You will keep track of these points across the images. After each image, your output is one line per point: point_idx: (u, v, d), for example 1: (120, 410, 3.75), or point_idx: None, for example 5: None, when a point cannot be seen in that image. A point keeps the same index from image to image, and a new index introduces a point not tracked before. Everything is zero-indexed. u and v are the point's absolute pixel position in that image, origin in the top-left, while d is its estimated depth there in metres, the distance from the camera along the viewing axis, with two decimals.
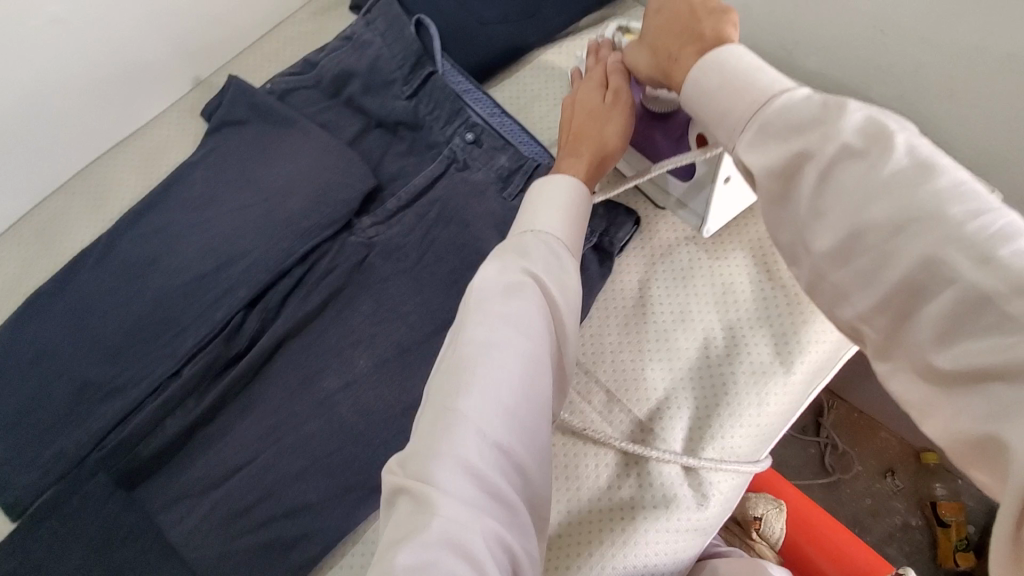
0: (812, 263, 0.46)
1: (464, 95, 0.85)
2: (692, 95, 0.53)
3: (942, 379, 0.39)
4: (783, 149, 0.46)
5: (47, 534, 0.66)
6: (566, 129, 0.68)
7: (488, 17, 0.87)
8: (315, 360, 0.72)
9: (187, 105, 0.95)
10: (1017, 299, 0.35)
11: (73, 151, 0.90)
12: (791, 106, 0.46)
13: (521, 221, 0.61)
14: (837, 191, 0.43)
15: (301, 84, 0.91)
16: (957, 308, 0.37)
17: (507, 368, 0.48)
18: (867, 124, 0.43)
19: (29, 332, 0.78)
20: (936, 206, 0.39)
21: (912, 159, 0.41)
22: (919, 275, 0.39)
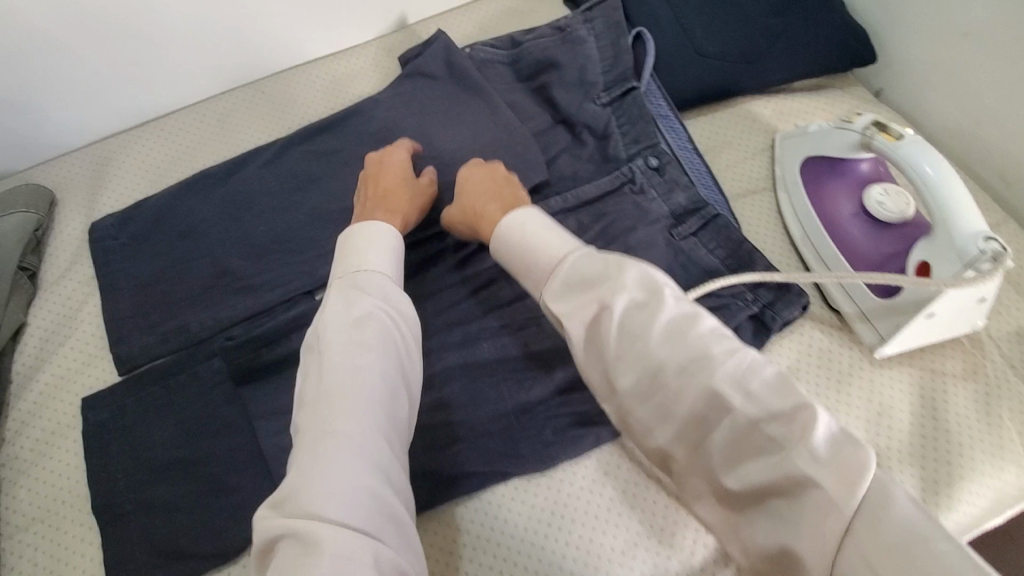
0: (619, 400, 0.54)
1: (660, 119, 0.82)
2: (500, 241, 0.62)
3: (735, 495, 0.48)
4: (580, 300, 0.55)
5: (152, 398, 0.68)
6: (370, 187, 0.72)
7: (707, 50, 0.84)
8: (441, 329, 0.72)
9: (388, 45, 0.96)
10: (774, 424, 0.46)
11: (274, 53, 0.92)
12: (584, 265, 0.56)
13: (343, 262, 0.61)
14: (630, 341, 0.52)
15: (498, 60, 0.90)
16: (736, 433, 0.47)
17: (367, 385, 0.51)
18: (642, 280, 0.54)
19: (187, 206, 0.80)
20: (703, 350, 0.50)
21: (681, 311, 0.52)
22: (706, 403, 0.49)
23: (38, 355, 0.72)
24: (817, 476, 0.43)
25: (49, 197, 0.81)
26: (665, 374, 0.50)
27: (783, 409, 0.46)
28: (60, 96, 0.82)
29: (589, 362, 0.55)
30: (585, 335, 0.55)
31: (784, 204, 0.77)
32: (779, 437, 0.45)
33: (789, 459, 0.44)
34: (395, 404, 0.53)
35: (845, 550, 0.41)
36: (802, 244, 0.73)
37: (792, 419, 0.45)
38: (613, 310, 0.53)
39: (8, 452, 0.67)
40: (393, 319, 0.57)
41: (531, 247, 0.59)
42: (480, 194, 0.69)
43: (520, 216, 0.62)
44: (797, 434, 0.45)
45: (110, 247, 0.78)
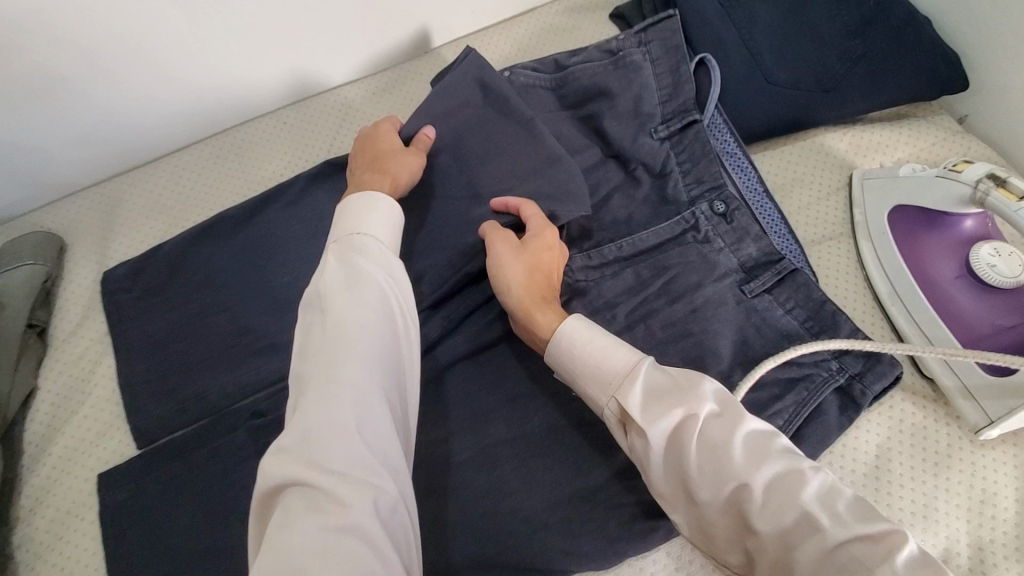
0: (696, 511, 0.50)
1: (724, 156, 0.74)
2: (567, 343, 0.57)
3: None
4: (665, 412, 0.51)
5: (173, 476, 0.62)
6: (360, 158, 0.70)
7: (778, 77, 0.77)
8: (486, 397, 0.65)
9: (418, 69, 0.89)
10: (860, 545, 0.43)
11: (297, 81, 0.84)
12: (662, 376, 0.53)
13: (342, 224, 0.58)
14: (712, 456, 0.49)
15: (540, 84, 0.80)
16: (819, 555, 0.43)
17: (373, 339, 0.48)
18: (719, 394, 0.52)
19: (205, 252, 0.73)
20: (790, 466, 0.47)
21: (761, 427, 0.50)
22: (790, 518, 0.45)
23: (48, 424, 0.67)
24: None
25: (58, 244, 0.76)
26: (749, 490, 0.46)
27: (868, 529, 0.43)
28: (68, 134, 0.76)
29: (663, 472, 0.52)
30: (665, 448, 0.51)
31: (867, 255, 0.70)
32: (865, 559, 0.42)
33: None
34: (398, 361, 0.50)
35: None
36: (889, 301, 0.67)
37: (879, 539, 0.42)
38: (696, 419, 0.50)
39: (19, 535, 0.62)
40: (396, 280, 0.54)
41: (610, 351, 0.56)
42: (547, 278, 0.64)
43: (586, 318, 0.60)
44: (883, 555, 0.42)
45: (124, 300, 0.71)
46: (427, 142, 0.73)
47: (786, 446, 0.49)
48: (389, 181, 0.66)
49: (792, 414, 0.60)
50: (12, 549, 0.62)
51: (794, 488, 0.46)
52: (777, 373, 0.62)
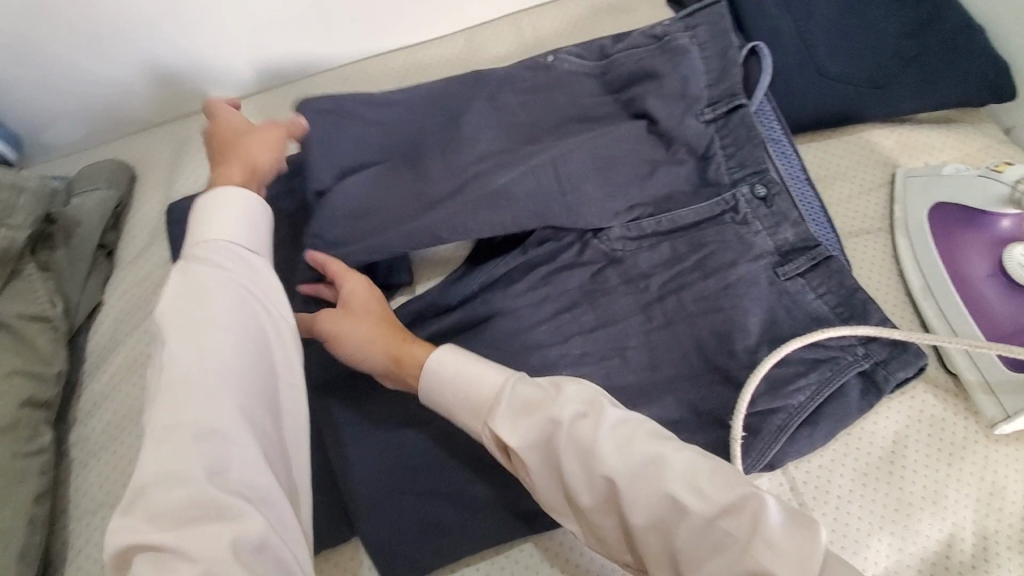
0: (581, 513, 0.51)
1: (769, 143, 0.75)
2: (429, 373, 0.57)
3: None
4: (526, 430, 0.52)
5: None
6: (214, 155, 0.69)
7: (830, 70, 0.78)
8: (518, 350, 0.68)
9: (476, 39, 0.91)
10: (728, 518, 0.45)
11: (360, 40, 0.87)
12: (525, 388, 0.54)
13: (194, 239, 0.57)
14: (580, 456, 0.50)
15: (585, 70, 0.81)
16: (695, 531, 0.46)
17: (218, 375, 0.49)
18: (579, 393, 0.52)
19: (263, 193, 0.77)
20: (656, 452, 0.48)
21: (618, 418, 0.51)
22: (659, 507, 0.47)
23: (112, 336, 0.72)
24: (772, 561, 0.43)
25: (130, 173, 0.81)
26: (618, 483, 0.48)
27: (731, 501, 0.46)
28: (143, 72, 0.80)
29: (544, 482, 0.52)
30: (537, 459, 0.52)
31: (902, 249, 0.71)
32: (735, 533, 0.44)
33: (746, 551, 0.44)
34: (260, 387, 0.51)
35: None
36: (921, 295, 0.68)
37: (742, 511, 0.45)
38: (560, 426, 0.50)
39: (80, 434, 0.67)
40: (251, 301, 0.54)
41: (473, 368, 0.56)
42: (389, 320, 0.64)
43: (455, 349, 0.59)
44: (749, 524, 0.44)
45: (186, 231, 0.76)
46: (295, 126, 0.73)
47: (653, 429, 0.50)
48: (248, 167, 0.67)
49: (814, 393, 0.62)
50: (71, 445, 0.67)
51: (660, 475, 0.48)
52: (803, 353, 0.63)
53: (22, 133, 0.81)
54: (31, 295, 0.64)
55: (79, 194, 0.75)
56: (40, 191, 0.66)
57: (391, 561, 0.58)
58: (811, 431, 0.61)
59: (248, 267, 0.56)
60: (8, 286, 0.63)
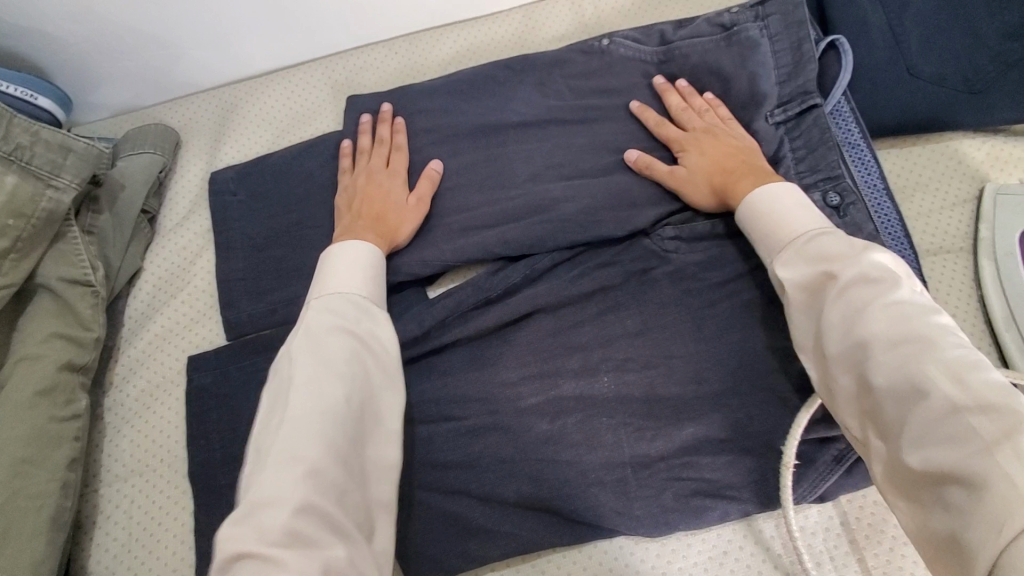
0: (822, 367, 0.50)
1: (845, 146, 0.69)
2: (747, 211, 0.60)
3: (910, 475, 0.42)
4: (811, 271, 0.52)
5: (251, 370, 0.65)
6: (359, 203, 0.67)
7: (922, 70, 0.71)
8: (558, 348, 0.64)
9: (534, 17, 0.86)
10: (981, 418, 0.39)
11: (412, 13, 0.83)
12: (824, 243, 0.52)
13: (317, 289, 0.58)
14: (851, 313, 0.47)
15: (639, 56, 0.74)
16: (933, 417, 0.41)
17: (328, 414, 0.48)
18: (882, 267, 0.48)
19: (306, 167, 0.74)
20: (926, 335, 0.43)
21: (917, 298, 0.46)
22: (905, 380, 0.43)
23: (150, 303, 0.71)
24: (1006, 467, 0.36)
25: (176, 138, 0.79)
26: (875, 343, 0.45)
27: (995, 403, 0.39)
28: (190, 37, 0.77)
29: (808, 327, 0.52)
30: (806, 308, 0.52)
31: (987, 273, 0.65)
32: (977, 429, 0.38)
33: (991, 456, 0.37)
34: (359, 427, 0.50)
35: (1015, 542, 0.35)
36: (1003, 326, 0.63)
37: (999, 417, 0.38)
38: (840, 283, 0.49)
39: (113, 399, 0.67)
40: (362, 344, 0.54)
41: (778, 211, 0.57)
42: (723, 166, 0.64)
43: (778, 189, 0.59)
44: (1005, 431, 0.37)
45: (229, 201, 0.75)
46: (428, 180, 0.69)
47: (944, 323, 0.44)
48: (387, 232, 0.65)
49: None
50: (105, 410, 0.67)
51: (927, 353, 0.42)
52: None
53: (71, 92, 0.80)
54: (73, 256, 0.63)
55: (125, 156, 0.75)
56: (88, 153, 0.63)
57: (417, 556, 0.58)
58: None
59: (364, 305, 0.57)
60: (51, 248, 0.62)
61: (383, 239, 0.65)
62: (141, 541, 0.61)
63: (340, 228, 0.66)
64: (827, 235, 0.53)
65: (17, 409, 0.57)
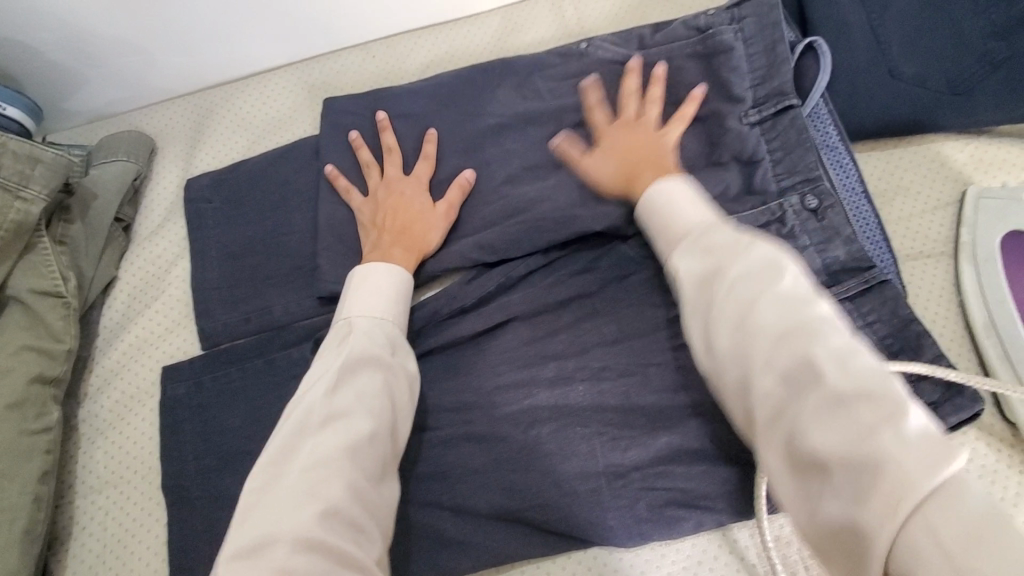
0: (700, 357, 0.42)
1: (823, 149, 0.68)
2: (645, 208, 0.56)
3: (807, 474, 0.34)
4: (700, 262, 0.44)
5: (224, 380, 0.65)
6: (385, 217, 0.66)
7: (904, 71, 0.69)
8: (532, 356, 0.64)
9: (513, 19, 0.85)
10: (871, 407, 0.32)
11: (389, 17, 0.82)
12: (713, 228, 0.46)
13: (346, 310, 0.58)
14: (733, 297, 0.40)
15: (615, 58, 0.72)
16: (824, 406, 0.34)
17: (354, 450, 0.47)
18: (766, 250, 0.41)
19: (280, 173, 0.74)
20: (816, 321, 0.37)
21: (799, 281, 0.39)
22: (795, 369, 0.36)
23: (124, 313, 0.71)
24: (904, 462, 0.30)
25: (150, 145, 0.79)
26: (762, 328, 0.38)
27: (877, 387, 0.33)
28: (165, 43, 0.76)
29: (688, 317, 0.43)
30: (689, 296, 0.43)
31: (968, 277, 0.64)
32: (874, 421, 0.32)
33: (880, 445, 0.31)
34: (381, 461, 0.49)
35: (911, 532, 0.29)
36: (984, 332, 0.62)
37: (886, 403, 0.32)
38: (721, 268, 0.42)
39: (87, 410, 0.67)
40: (389, 373, 0.53)
41: (670, 205, 0.53)
42: (630, 153, 0.63)
43: (673, 183, 0.55)
44: (890, 415, 0.32)
45: (204, 209, 0.74)
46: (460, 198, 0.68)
47: (830, 308, 0.38)
48: (413, 249, 0.64)
49: None
50: (79, 421, 0.66)
51: (811, 339, 0.36)
52: None
53: (43, 99, 0.80)
54: (42, 267, 0.62)
55: (98, 164, 0.74)
56: (57, 164, 0.62)
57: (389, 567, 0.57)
58: None
59: (391, 331, 0.56)
60: (21, 259, 0.62)
61: (410, 255, 0.64)
62: (116, 552, 0.61)
63: (366, 245, 0.65)
64: (715, 220, 0.48)
65: None
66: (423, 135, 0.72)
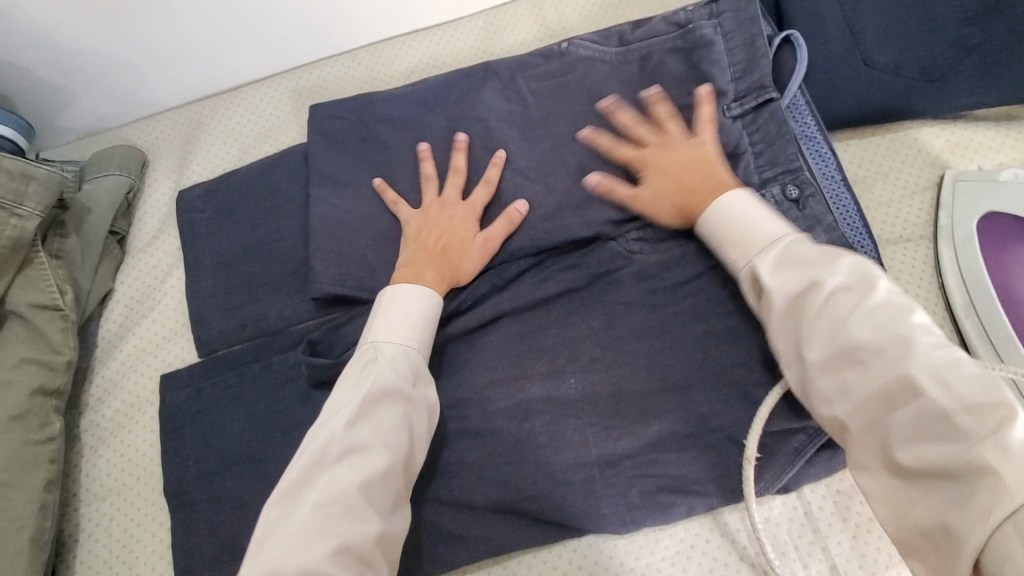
0: (803, 372, 0.50)
1: (802, 140, 0.70)
2: (712, 217, 0.60)
3: (902, 472, 0.43)
4: (790, 278, 0.52)
5: (222, 386, 0.66)
6: (429, 236, 0.66)
7: (878, 61, 0.71)
8: (523, 352, 0.65)
9: (496, 22, 0.86)
10: (964, 414, 0.40)
11: (373, 24, 0.83)
12: (795, 248, 0.53)
13: (371, 333, 0.59)
14: (832, 318, 0.48)
15: (598, 56, 0.73)
16: (918, 417, 0.43)
17: (367, 486, 0.49)
18: (857, 269, 0.49)
19: (270, 181, 0.75)
20: (908, 335, 0.45)
21: (889, 299, 0.47)
22: (892, 385, 0.44)
23: (122, 324, 0.72)
24: (999, 466, 0.38)
25: (142, 159, 0.80)
26: (859, 344, 0.46)
27: (985, 402, 0.40)
28: (154, 58, 0.77)
29: (781, 332, 0.52)
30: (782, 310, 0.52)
31: (946, 260, 0.66)
32: (966, 427, 0.40)
33: (974, 449, 0.39)
34: (392, 494, 0.51)
35: (1004, 537, 0.36)
36: (963, 312, 0.63)
37: (986, 418, 0.40)
38: (819, 288, 0.49)
39: (89, 419, 0.68)
40: (409, 409, 0.55)
41: (750, 217, 0.57)
42: (685, 180, 0.63)
43: (735, 196, 0.59)
44: (992, 430, 0.39)
45: (197, 220, 0.75)
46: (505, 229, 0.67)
47: (923, 322, 0.45)
48: (445, 272, 0.64)
49: None
50: (82, 431, 0.68)
51: (904, 357, 0.44)
52: None
53: (34, 116, 0.81)
54: (40, 282, 0.64)
55: (91, 179, 0.75)
56: (50, 180, 0.64)
57: None
58: (832, 455, 0.57)
59: (414, 363, 0.57)
60: (19, 275, 0.63)
61: (439, 276, 0.64)
62: (121, 557, 0.62)
63: (401, 259, 0.66)
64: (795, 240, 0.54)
65: None
66: (410, 139, 0.73)
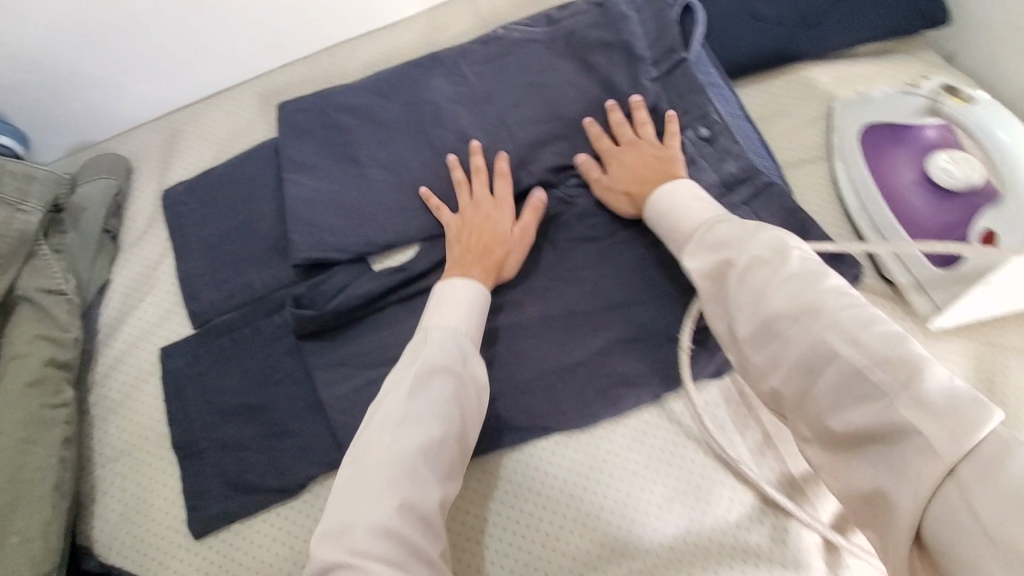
0: (739, 350, 0.55)
1: (710, 87, 0.79)
2: (652, 208, 0.68)
3: (836, 437, 0.47)
4: (710, 259, 0.58)
5: (217, 350, 0.74)
6: (470, 236, 0.72)
7: (765, 14, 0.82)
8: None
9: (437, 18, 0.97)
10: (879, 371, 0.44)
11: (328, 30, 0.93)
12: (720, 230, 0.59)
13: (426, 318, 0.64)
14: (752, 293, 0.53)
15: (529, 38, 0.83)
16: (839, 379, 0.47)
17: (427, 450, 0.53)
18: (774, 241, 0.55)
19: (246, 171, 0.84)
20: (817, 300, 0.50)
21: (804, 267, 0.52)
22: (812, 350, 0.48)
23: (120, 309, 0.79)
24: (921, 423, 0.41)
25: (127, 165, 0.88)
26: (780, 316, 0.51)
27: (897, 358, 0.44)
28: (134, 73, 0.86)
29: (715, 310, 0.57)
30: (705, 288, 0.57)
31: (840, 173, 0.76)
32: (883, 383, 0.44)
33: (892, 407, 0.43)
34: (449, 461, 0.55)
35: (945, 491, 0.39)
36: (858, 214, 0.73)
37: (900, 372, 0.43)
38: (734, 263, 0.55)
39: (98, 394, 0.74)
40: (462, 387, 0.59)
41: (679, 206, 0.66)
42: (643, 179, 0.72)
43: (674, 186, 0.68)
44: (907, 385, 0.43)
45: (182, 212, 0.83)
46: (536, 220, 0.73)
47: (836, 284, 0.51)
48: (494, 267, 0.70)
49: None
50: (91, 405, 0.74)
51: (820, 319, 0.49)
52: None
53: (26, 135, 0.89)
54: (47, 270, 0.71)
55: (83, 183, 0.83)
56: (48, 179, 0.73)
57: None
58: None
59: (464, 344, 0.61)
60: (27, 264, 0.70)
61: (489, 273, 0.69)
62: (138, 508, 0.68)
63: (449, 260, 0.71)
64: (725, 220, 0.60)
65: (13, 400, 0.64)
66: (368, 122, 0.82)
